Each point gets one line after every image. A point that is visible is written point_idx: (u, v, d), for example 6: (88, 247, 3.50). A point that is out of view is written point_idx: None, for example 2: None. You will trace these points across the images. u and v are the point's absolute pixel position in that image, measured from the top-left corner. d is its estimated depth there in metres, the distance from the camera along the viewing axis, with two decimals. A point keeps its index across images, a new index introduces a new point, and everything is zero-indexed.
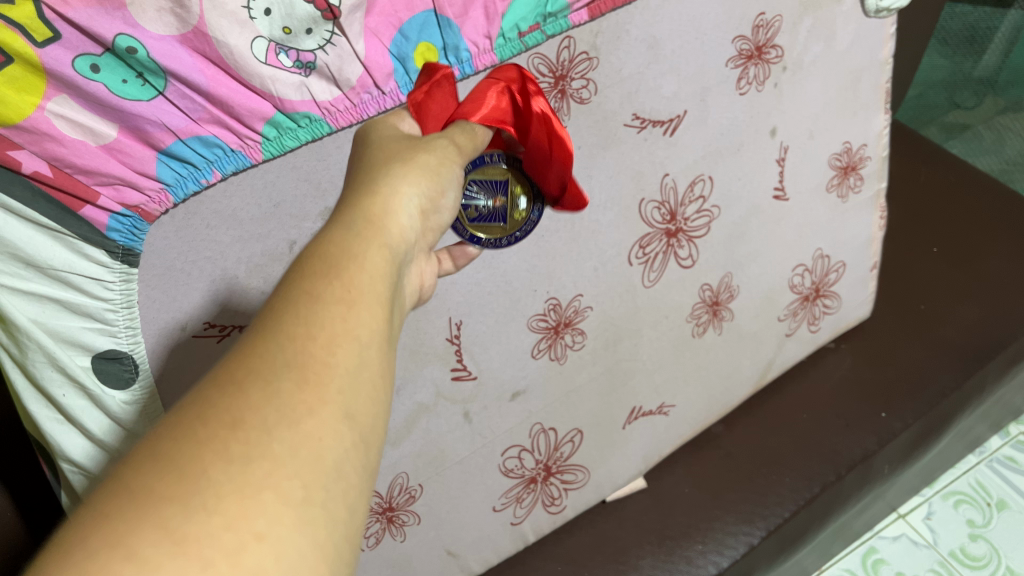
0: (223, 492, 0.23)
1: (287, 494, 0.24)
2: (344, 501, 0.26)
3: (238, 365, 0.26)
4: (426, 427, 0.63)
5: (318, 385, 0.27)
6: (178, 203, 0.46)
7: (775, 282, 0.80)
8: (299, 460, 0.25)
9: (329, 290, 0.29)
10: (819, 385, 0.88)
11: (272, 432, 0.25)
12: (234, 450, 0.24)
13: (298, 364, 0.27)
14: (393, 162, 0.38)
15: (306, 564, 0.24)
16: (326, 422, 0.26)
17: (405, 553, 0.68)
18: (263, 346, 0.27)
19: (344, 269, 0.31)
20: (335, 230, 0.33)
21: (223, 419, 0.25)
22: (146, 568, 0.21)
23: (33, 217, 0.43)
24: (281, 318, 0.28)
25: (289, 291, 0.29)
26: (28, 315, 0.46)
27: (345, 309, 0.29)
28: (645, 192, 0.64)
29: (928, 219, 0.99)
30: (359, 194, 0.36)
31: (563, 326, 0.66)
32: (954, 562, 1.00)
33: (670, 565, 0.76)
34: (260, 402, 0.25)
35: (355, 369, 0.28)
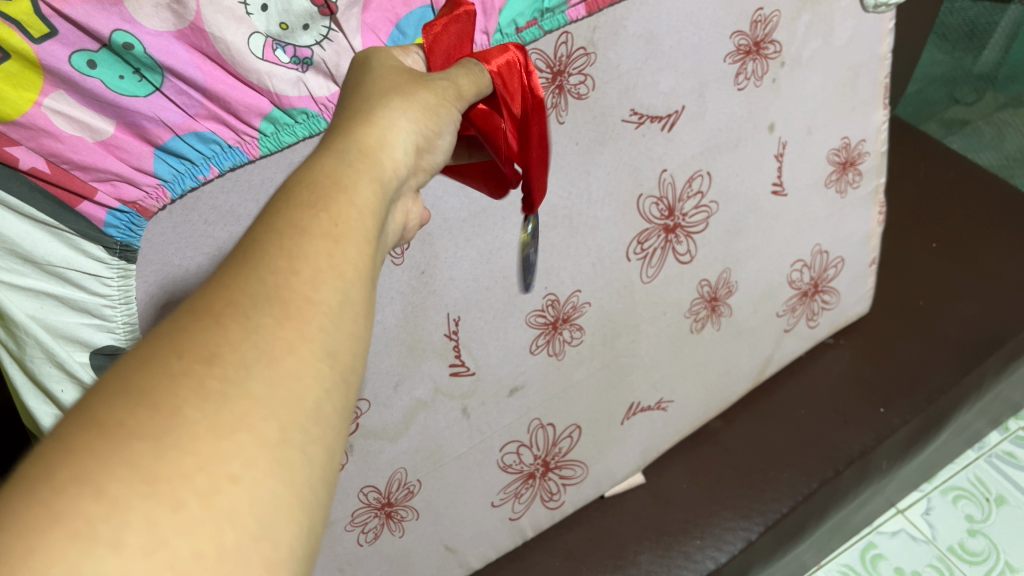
0: (196, 430, 0.22)
1: (264, 436, 0.23)
2: (325, 445, 0.24)
3: (216, 296, 0.25)
4: (425, 423, 0.63)
5: (300, 322, 0.25)
6: (175, 200, 0.46)
7: (774, 278, 0.80)
8: (277, 401, 0.24)
9: (315, 223, 0.27)
10: (818, 380, 0.88)
11: (250, 369, 0.24)
12: (210, 387, 0.23)
13: (278, 297, 0.25)
14: (386, 91, 0.35)
15: (281, 509, 0.23)
16: (306, 361, 0.25)
17: (404, 548, 0.69)
18: (244, 277, 0.25)
19: (332, 201, 0.28)
20: (322, 159, 0.30)
21: (199, 352, 0.23)
22: (116, 509, 0.20)
23: (31, 214, 0.43)
24: (261, 248, 0.26)
25: (272, 221, 0.27)
26: (26, 311, 0.46)
27: (332, 244, 0.27)
28: (644, 187, 0.64)
29: (928, 215, 0.99)
30: (348, 121, 0.33)
31: (562, 321, 0.66)
32: (953, 557, 1.00)
33: (669, 560, 0.76)
34: (239, 337, 0.24)
35: (340, 305, 0.26)
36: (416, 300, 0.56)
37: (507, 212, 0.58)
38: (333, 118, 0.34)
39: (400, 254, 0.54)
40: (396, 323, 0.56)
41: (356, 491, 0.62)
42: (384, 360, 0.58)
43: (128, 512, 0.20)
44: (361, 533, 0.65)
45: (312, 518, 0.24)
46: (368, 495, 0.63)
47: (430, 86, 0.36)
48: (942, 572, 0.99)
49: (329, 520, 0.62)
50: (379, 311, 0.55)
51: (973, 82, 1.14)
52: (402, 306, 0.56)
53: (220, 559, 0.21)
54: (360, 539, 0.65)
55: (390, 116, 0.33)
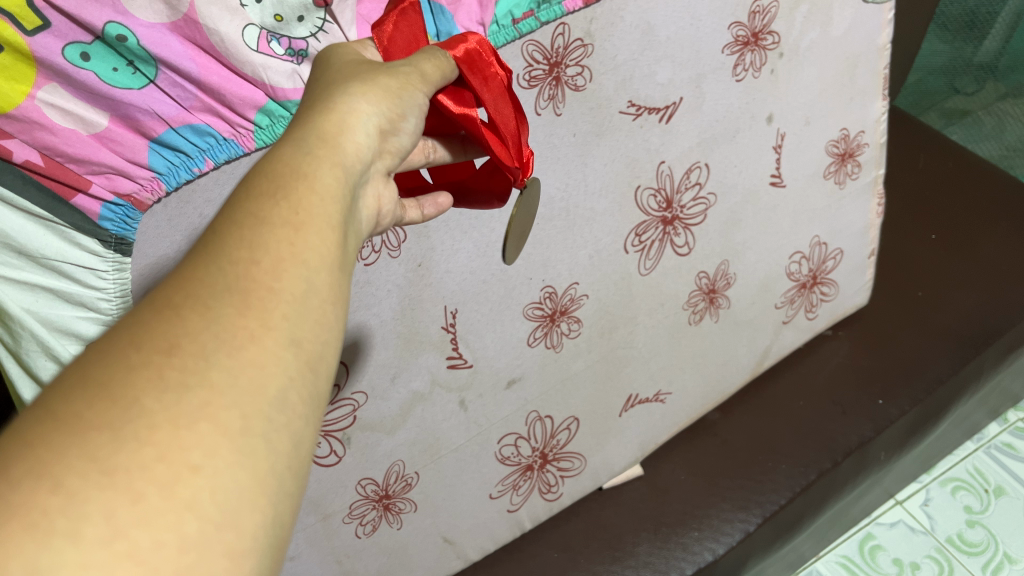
0: (155, 421, 0.22)
1: (225, 425, 0.23)
2: (290, 433, 0.24)
3: (175, 288, 0.25)
4: (422, 416, 0.63)
5: (261, 311, 0.25)
6: (170, 192, 0.45)
7: (771, 270, 0.79)
8: (239, 389, 0.23)
9: (276, 212, 0.27)
10: (816, 372, 0.88)
11: (211, 359, 0.23)
12: (169, 378, 0.23)
13: (238, 287, 0.25)
14: (351, 79, 0.34)
15: (245, 498, 0.22)
16: (268, 349, 0.25)
17: (401, 540, 0.69)
18: (202, 269, 0.25)
19: (292, 189, 0.28)
20: (283, 148, 0.30)
21: (158, 343, 0.23)
22: (73, 501, 0.20)
23: (26, 207, 0.43)
24: (219, 238, 0.26)
25: (232, 212, 0.27)
26: (21, 304, 0.46)
27: (293, 232, 0.27)
28: (641, 179, 0.64)
29: (927, 206, 0.99)
30: (312, 110, 0.33)
31: (559, 314, 0.66)
32: (951, 548, 1.00)
33: (667, 551, 0.76)
34: (198, 327, 0.24)
35: (302, 294, 0.26)
36: (413, 293, 0.56)
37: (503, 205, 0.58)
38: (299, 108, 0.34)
39: (396, 246, 0.53)
40: (392, 315, 0.56)
41: (354, 484, 0.62)
42: (380, 353, 0.57)
43: (86, 504, 0.20)
44: (359, 525, 0.65)
45: (277, 506, 0.24)
46: (366, 487, 0.63)
47: (397, 71, 0.36)
48: (941, 563, 0.99)
49: (327, 512, 0.62)
50: (376, 304, 0.55)
51: (974, 73, 1.13)
52: (399, 299, 0.56)
53: (181, 549, 0.21)
54: (358, 531, 0.65)
55: (353, 102, 0.33)
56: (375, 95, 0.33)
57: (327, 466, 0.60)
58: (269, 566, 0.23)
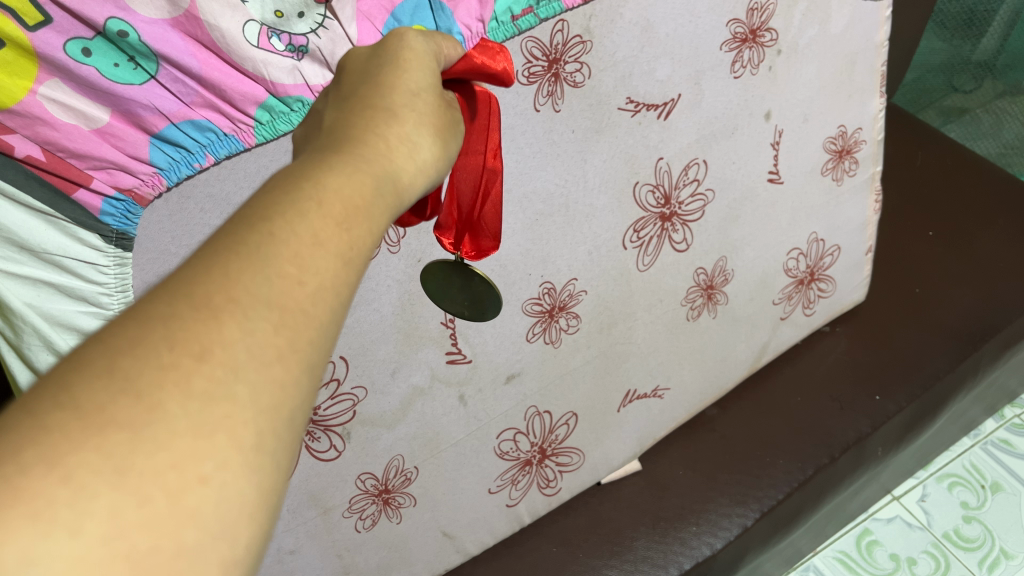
0: (176, 428, 0.22)
1: (239, 439, 0.23)
2: (291, 451, 0.25)
3: (215, 286, 0.24)
4: (422, 410, 0.64)
5: (293, 334, 0.25)
6: (171, 187, 0.46)
7: (770, 265, 0.80)
8: (257, 406, 0.24)
9: (335, 241, 0.27)
10: (814, 367, 0.89)
11: (239, 372, 0.24)
12: (195, 384, 0.23)
13: (279, 306, 0.25)
14: (425, 111, 0.35)
15: (243, 511, 0.23)
16: (290, 372, 0.25)
17: (400, 534, 0.69)
18: (249, 272, 0.25)
19: (356, 224, 0.29)
20: (358, 171, 0.30)
21: (191, 346, 0.23)
22: (81, 496, 0.20)
23: (28, 203, 0.43)
24: (284, 249, 0.26)
25: (293, 219, 0.27)
26: (23, 298, 0.47)
27: (339, 266, 0.27)
28: (640, 175, 0.64)
29: (925, 203, 0.99)
30: (383, 130, 0.33)
31: (558, 309, 0.67)
32: (948, 544, 1.00)
33: (665, 546, 0.76)
34: (234, 338, 0.24)
35: (329, 324, 0.27)
36: (413, 288, 0.57)
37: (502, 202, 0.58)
38: (368, 108, 0.33)
39: (395, 241, 0.54)
40: (393, 310, 0.57)
41: (354, 478, 0.63)
42: (380, 348, 0.58)
43: (94, 501, 0.20)
44: (359, 519, 0.65)
45: (267, 520, 0.24)
46: (366, 482, 0.64)
47: (456, 132, 0.37)
48: (938, 558, 0.99)
49: (327, 506, 0.63)
50: (376, 298, 0.55)
51: (972, 70, 1.13)
52: (399, 294, 0.56)
53: (177, 555, 0.21)
54: (357, 525, 0.65)
55: (424, 149, 0.34)
56: (440, 156, 0.35)
57: (327, 461, 0.60)
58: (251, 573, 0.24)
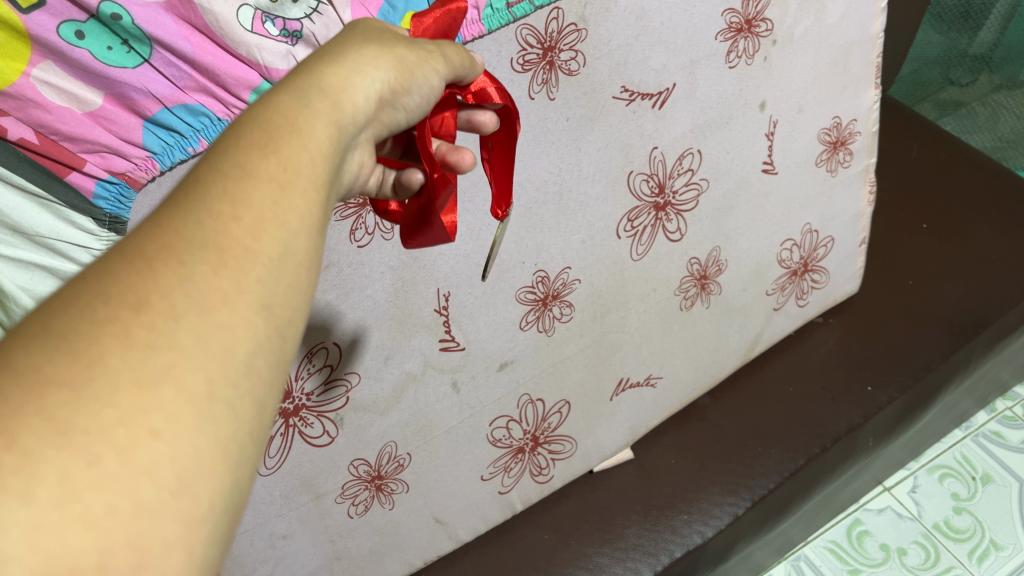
0: (119, 381, 0.22)
1: (189, 390, 0.23)
2: (254, 398, 0.25)
3: (148, 240, 0.25)
4: (415, 397, 0.64)
5: (237, 272, 0.25)
6: (165, 171, 0.46)
7: (763, 256, 0.80)
8: (207, 353, 0.24)
9: (264, 166, 0.27)
10: (807, 357, 0.89)
11: (181, 319, 0.24)
12: (135, 335, 0.23)
13: (215, 245, 0.25)
14: (365, 40, 0.35)
15: (203, 464, 0.23)
16: (239, 313, 0.25)
17: (394, 520, 0.69)
18: (180, 220, 0.25)
19: (284, 143, 0.28)
20: (281, 95, 0.30)
21: (127, 297, 0.23)
22: (27, 460, 0.21)
23: (21, 184, 0.43)
24: (211, 190, 0.26)
25: (218, 162, 0.27)
26: (16, 281, 0.47)
27: (277, 191, 0.27)
28: (634, 164, 0.64)
29: (919, 194, 1.00)
30: (312, 63, 0.32)
31: (552, 297, 0.67)
32: (938, 534, 1.01)
33: (657, 534, 0.77)
34: (170, 283, 0.24)
35: (279, 258, 0.27)
36: (406, 275, 0.57)
37: None
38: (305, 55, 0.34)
39: (390, 228, 0.53)
40: (385, 297, 0.57)
41: (347, 464, 0.63)
42: (373, 335, 0.58)
43: (41, 465, 0.21)
44: (352, 504, 0.65)
45: (235, 473, 0.24)
46: (358, 467, 0.64)
47: (416, 50, 0.36)
48: (927, 549, 1.00)
49: (320, 492, 0.63)
50: (369, 285, 0.55)
51: (968, 64, 1.14)
52: (393, 281, 0.56)
53: (137, 515, 0.21)
54: (350, 511, 0.66)
55: (357, 61, 0.33)
56: (386, 64, 0.34)
57: (320, 446, 0.60)
58: (225, 530, 0.24)
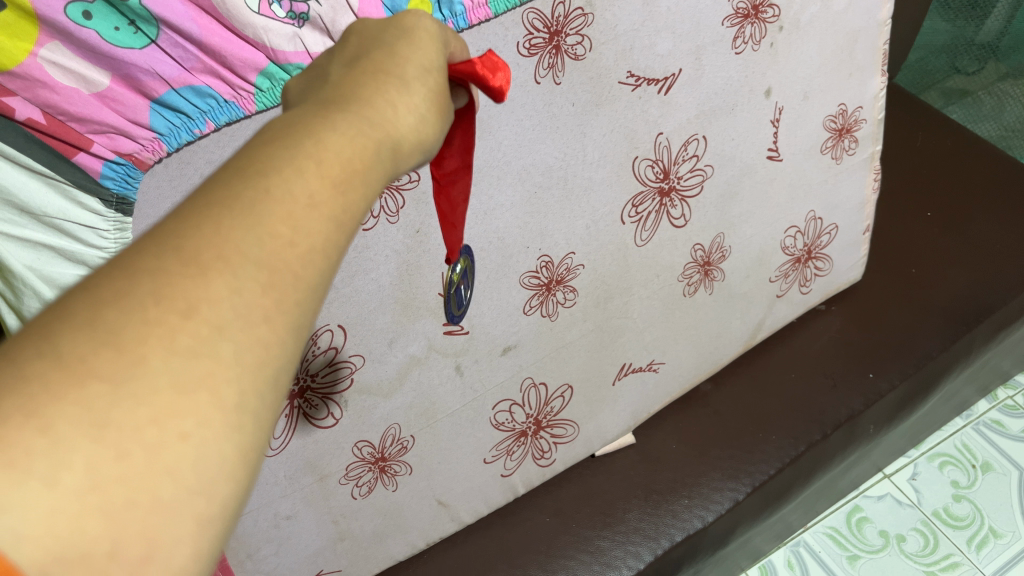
0: (159, 384, 0.22)
1: (221, 400, 0.23)
2: (274, 414, 0.25)
3: (206, 242, 0.24)
4: (418, 380, 0.64)
5: (280, 294, 0.25)
6: (172, 152, 0.46)
7: (767, 243, 0.80)
8: (243, 367, 0.24)
9: (329, 201, 0.27)
10: (809, 344, 0.89)
11: (225, 331, 0.24)
12: (179, 341, 0.23)
13: (267, 264, 0.25)
14: (441, 98, 0.35)
15: (221, 471, 0.23)
16: (275, 332, 0.25)
17: (397, 502, 0.70)
18: (239, 228, 0.25)
19: (352, 188, 0.29)
20: (363, 137, 0.30)
21: (178, 302, 0.23)
22: (59, 446, 0.21)
23: (28, 165, 0.43)
24: (278, 206, 0.26)
25: (290, 177, 0.27)
26: (24, 261, 0.47)
27: (332, 226, 0.27)
28: (639, 150, 0.64)
29: (923, 183, 1.00)
30: (391, 96, 0.32)
31: (555, 282, 0.67)
32: (937, 521, 1.02)
33: (657, 518, 0.77)
34: (220, 294, 0.24)
35: (318, 285, 0.27)
36: (412, 259, 0.57)
37: (501, 173, 0.58)
38: (390, 75, 0.33)
39: (394, 211, 0.54)
40: (390, 281, 0.57)
41: (351, 446, 0.63)
42: (378, 318, 0.58)
43: (72, 453, 0.21)
44: (355, 486, 0.66)
45: (246, 481, 0.24)
46: (362, 449, 0.64)
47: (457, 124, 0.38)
48: (926, 536, 1.01)
49: (324, 473, 0.63)
50: (374, 268, 0.56)
51: (974, 53, 1.13)
52: (398, 264, 0.57)
53: (153, 512, 0.21)
54: (354, 492, 0.66)
55: (428, 126, 0.34)
56: (439, 135, 0.35)
57: (325, 428, 0.61)
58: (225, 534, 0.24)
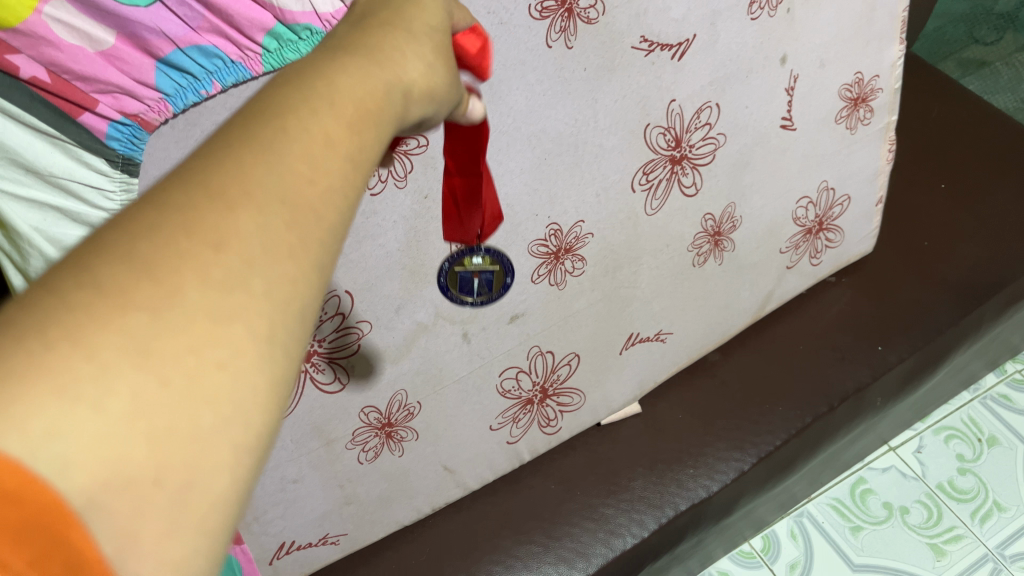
0: (196, 314, 0.22)
1: (255, 328, 0.24)
2: (304, 345, 0.25)
3: (231, 178, 0.24)
4: (425, 346, 0.64)
5: (307, 229, 0.25)
6: (178, 113, 0.46)
7: (778, 213, 0.79)
8: (274, 297, 0.24)
9: (345, 141, 0.28)
10: (818, 315, 0.89)
11: (255, 264, 0.24)
12: (212, 272, 0.23)
13: (291, 199, 0.25)
14: (447, 45, 0.35)
15: (257, 398, 0.23)
16: (306, 263, 0.25)
17: (403, 467, 0.70)
18: (262, 166, 0.25)
19: (367, 128, 0.29)
20: (377, 80, 0.30)
21: (209, 235, 0.23)
22: (104, 373, 0.21)
23: (33, 124, 0.42)
24: (297, 145, 0.26)
25: (307, 119, 0.27)
26: (29, 221, 0.46)
27: (349, 165, 0.27)
28: (651, 117, 0.63)
29: (938, 153, 0.98)
30: (400, 43, 0.32)
31: (563, 251, 0.66)
32: (941, 494, 1.02)
33: (662, 487, 0.78)
34: (250, 228, 0.24)
35: (340, 222, 0.27)
36: (419, 225, 0.57)
37: (510, 139, 0.58)
38: (399, 25, 0.33)
39: (403, 176, 0.54)
40: (398, 247, 0.57)
41: (358, 411, 0.63)
42: (385, 285, 0.58)
43: (116, 379, 0.21)
44: (362, 451, 0.66)
45: (281, 409, 0.24)
46: (369, 415, 0.64)
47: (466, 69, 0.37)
48: (930, 508, 1.01)
49: (331, 438, 0.63)
50: (381, 235, 0.55)
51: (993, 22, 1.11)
52: (405, 230, 0.56)
53: (193, 437, 0.22)
54: (360, 457, 0.66)
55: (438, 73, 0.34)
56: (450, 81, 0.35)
57: (331, 393, 0.61)
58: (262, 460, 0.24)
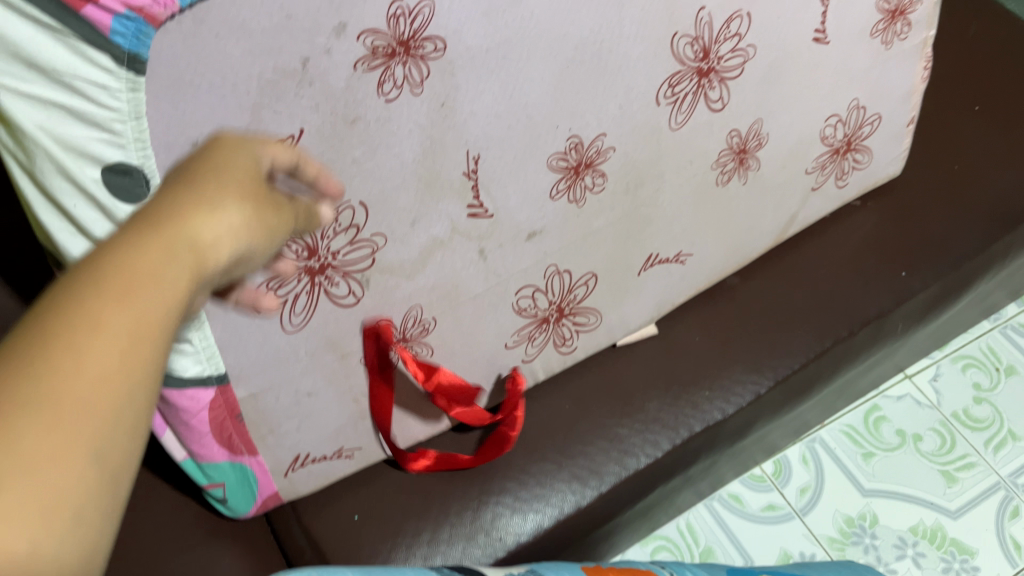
0: (34, 450, 0.27)
1: (84, 435, 0.28)
2: (133, 434, 0.30)
3: (50, 330, 0.29)
4: (441, 262, 0.62)
5: (123, 345, 0.30)
6: (185, 10, 0.43)
7: (806, 133, 0.76)
8: (101, 412, 0.29)
9: (159, 265, 0.32)
10: (841, 240, 0.87)
11: (80, 385, 0.29)
12: (43, 409, 0.28)
13: (107, 326, 0.30)
14: (273, 210, 0.40)
15: (93, 488, 0.28)
16: (122, 376, 0.30)
17: (417, 383, 0.69)
18: (77, 313, 0.30)
19: (179, 255, 0.33)
20: (198, 219, 0.34)
21: (33, 384, 0.28)
22: None
23: (34, 16, 0.40)
24: (114, 287, 0.31)
25: (118, 262, 0.31)
26: (33, 121, 0.43)
27: (166, 283, 0.32)
28: (679, 25, 0.61)
29: (970, 74, 0.95)
30: (209, 190, 0.36)
31: (584, 166, 0.64)
32: (956, 423, 1.03)
33: (677, 408, 0.78)
34: (73, 364, 0.29)
35: (159, 342, 0.32)
36: (435, 134, 0.55)
37: (532, 46, 0.55)
38: (202, 180, 0.37)
39: (419, 82, 0.52)
40: (414, 158, 0.55)
41: (372, 326, 0.62)
42: (401, 196, 0.56)
43: None
44: (376, 366, 0.66)
45: (118, 492, 0.30)
46: (383, 330, 0.63)
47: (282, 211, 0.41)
48: (944, 436, 1.02)
49: (345, 352, 0.63)
50: (397, 144, 0.54)
51: None
52: (421, 140, 0.54)
53: (41, 541, 0.27)
54: (375, 372, 0.66)
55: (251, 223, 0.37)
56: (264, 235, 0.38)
57: (345, 307, 0.60)
58: (108, 538, 0.30)
